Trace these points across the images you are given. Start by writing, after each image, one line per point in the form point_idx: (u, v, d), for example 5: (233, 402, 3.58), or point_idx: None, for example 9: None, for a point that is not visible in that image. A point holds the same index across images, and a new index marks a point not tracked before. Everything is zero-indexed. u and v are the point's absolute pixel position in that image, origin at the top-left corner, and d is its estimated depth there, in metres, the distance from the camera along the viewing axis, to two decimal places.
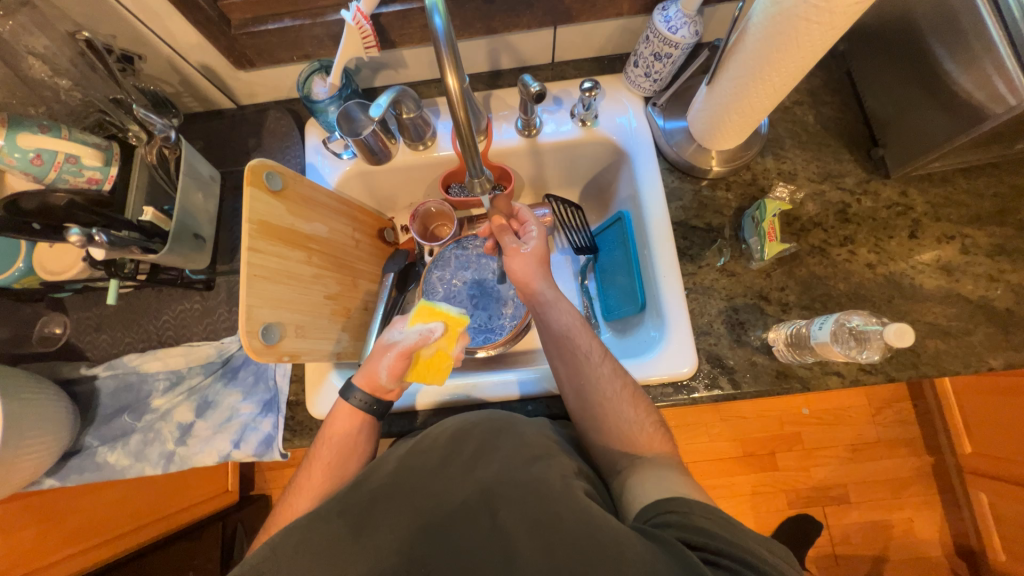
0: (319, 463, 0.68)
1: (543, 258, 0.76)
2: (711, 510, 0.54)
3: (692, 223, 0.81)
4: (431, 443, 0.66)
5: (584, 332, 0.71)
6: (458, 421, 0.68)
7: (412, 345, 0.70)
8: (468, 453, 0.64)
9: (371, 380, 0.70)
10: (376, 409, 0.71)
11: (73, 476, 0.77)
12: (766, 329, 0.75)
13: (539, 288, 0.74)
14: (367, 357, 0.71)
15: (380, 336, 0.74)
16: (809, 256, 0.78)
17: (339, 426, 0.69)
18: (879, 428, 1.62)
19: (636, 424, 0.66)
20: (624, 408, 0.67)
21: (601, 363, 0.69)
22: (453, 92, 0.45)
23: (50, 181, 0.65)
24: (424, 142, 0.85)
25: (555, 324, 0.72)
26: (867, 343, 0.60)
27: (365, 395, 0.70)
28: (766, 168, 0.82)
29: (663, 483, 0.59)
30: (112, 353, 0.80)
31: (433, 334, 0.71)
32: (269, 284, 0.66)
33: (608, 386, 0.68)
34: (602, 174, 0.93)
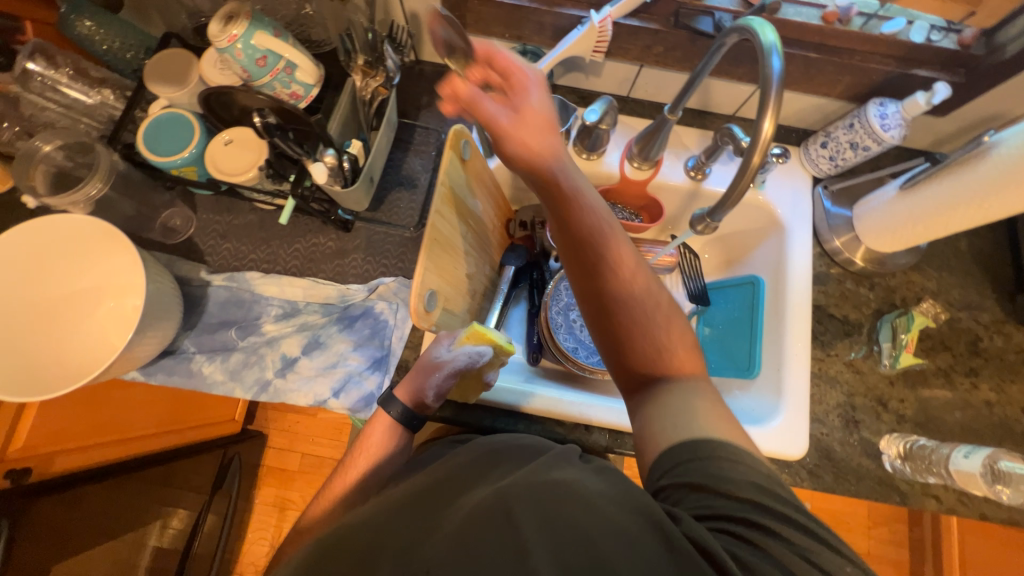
0: (352, 471, 0.64)
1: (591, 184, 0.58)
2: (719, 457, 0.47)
3: (830, 311, 0.82)
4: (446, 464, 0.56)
5: (636, 287, 0.56)
6: (492, 442, 0.61)
7: (461, 367, 0.67)
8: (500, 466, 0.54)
9: (415, 395, 0.68)
10: (415, 423, 0.68)
11: (160, 376, 0.73)
12: (880, 435, 0.76)
13: (593, 236, 0.55)
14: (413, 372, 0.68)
15: (426, 349, 0.70)
16: (934, 377, 0.79)
17: (376, 438, 0.66)
18: (872, 542, 1.65)
19: (671, 354, 0.55)
20: (657, 333, 0.56)
21: (661, 329, 0.56)
22: (763, 135, 0.50)
23: (258, 83, 0.63)
24: (592, 154, 0.84)
25: (612, 279, 0.56)
26: (1007, 481, 0.65)
27: (406, 409, 0.67)
28: (911, 280, 0.84)
29: (693, 407, 0.51)
30: (232, 265, 0.78)
31: (481, 359, 0.67)
32: (439, 251, 0.65)
33: (672, 354, 0.56)
34: (741, 234, 0.94)
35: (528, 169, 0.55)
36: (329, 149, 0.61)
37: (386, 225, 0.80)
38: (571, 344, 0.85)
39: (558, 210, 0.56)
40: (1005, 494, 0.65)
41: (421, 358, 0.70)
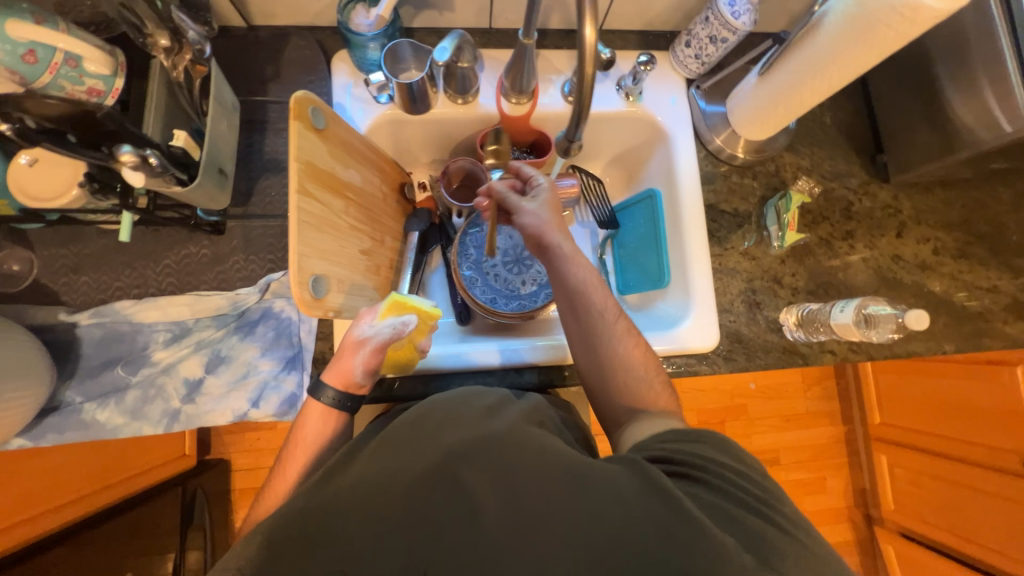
0: (292, 465, 0.59)
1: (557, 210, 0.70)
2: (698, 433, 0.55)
3: (721, 208, 0.86)
4: (389, 433, 0.53)
5: (628, 341, 0.64)
6: (427, 404, 0.56)
7: (387, 340, 0.64)
8: (443, 422, 0.53)
9: (343, 377, 0.63)
10: (348, 405, 0.64)
11: (51, 436, 0.67)
12: (780, 310, 0.83)
13: (555, 244, 0.66)
14: (336, 355, 0.63)
15: (347, 330, 0.67)
16: (817, 247, 0.86)
17: (312, 427, 0.62)
18: (809, 402, 1.86)
19: (645, 382, 0.62)
20: (636, 368, 0.64)
21: (617, 321, 0.65)
22: (587, 46, 0.48)
23: (41, 86, 0.53)
24: (466, 97, 0.80)
25: (571, 278, 0.65)
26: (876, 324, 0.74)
27: (338, 393, 0.62)
28: (788, 162, 0.88)
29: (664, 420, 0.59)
30: (96, 299, 0.69)
31: (407, 328, 0.66)
32: (314, 233, 0.61)
33: (620, 343, 0.64)
34: (634, 151, 0.95)
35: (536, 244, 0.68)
36: (122, 145, 0.51)
37: (263, 218, 0.73)
38: (487, 296, 0.85)
39: (522, 218, 0.68)
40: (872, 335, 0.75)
41: (344, 339, 0.67)
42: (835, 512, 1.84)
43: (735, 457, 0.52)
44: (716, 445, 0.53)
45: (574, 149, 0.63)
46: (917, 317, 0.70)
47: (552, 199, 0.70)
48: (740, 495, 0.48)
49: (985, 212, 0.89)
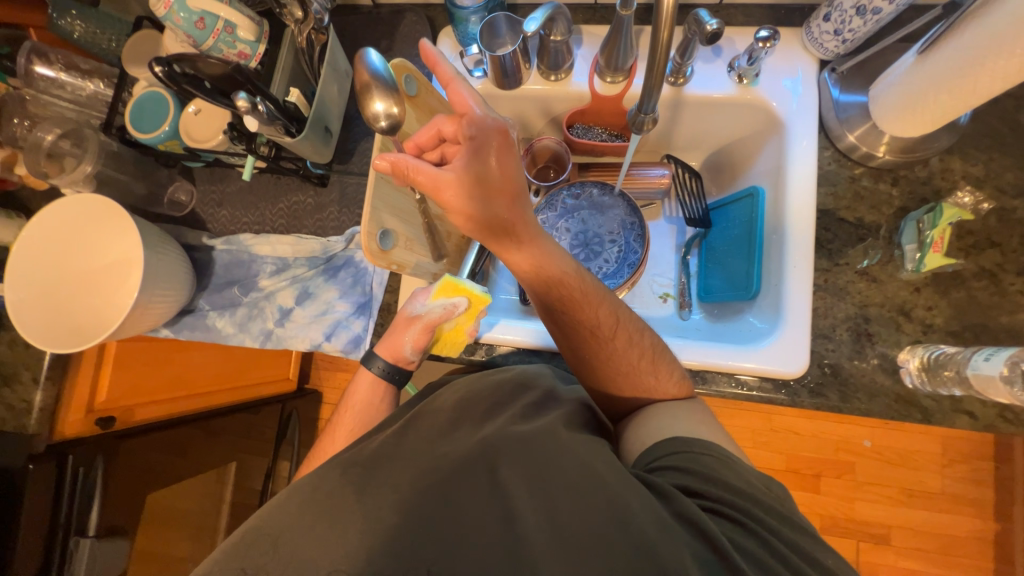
0: (342, 428, 0.70)
1: (516, 197, 0.51)
2: (712, 447, 0.52)
3: (841, 215, 0.72)
4: (437, 404, 0.61)
5: (630, 352, 0.62)
6: (469, 383, 0.64)
7: (436, 319, 0.71)
8: (478, 412, 0.59)
9: (394, 350, 0.73)
10: (397, 379, 0.74)
11: (185, 332, 0.84)
12: (899, 348, 0.67)
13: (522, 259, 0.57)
14: (392, 329, 0.73)
15: (401, 307, 0.74)
16: (974, 279, 0.67)
17: (361, 394, 0.72)
18: (946, 481, 1.48)
19: (657, 391, 0.62)
20: (644, 377, 0.63)
21: (611, 337, 0.62)
22: (665, 7, 0.45)
23: (206, 49, 0.66)
24: (559, 74, 0.79)
25: (549, 294, 0.60)
26: None
27: (387, 363, 0.73)
28: (948, 169, 0.70)
29: (678, 423, 0.57)
30: (229, 229, 0.85)
31: (457, 310, 0.71)
32: (390, 189, 0.66)
33: (623, 357, 0.62)
34: (741, 143, 0.84)
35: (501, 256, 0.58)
36: (238, 92, 0.58)
37: (358, 176, 0.82)
38: None
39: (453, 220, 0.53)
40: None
41: (397, 316, 0.74)
42: None
43: (756, 485, 0.48)
44: (734, 469, 0.50)
45: (642, 124, 0.65)
46: None
47: (499, 181, 0.50)
48: (781, 542, 0.44)
49: None
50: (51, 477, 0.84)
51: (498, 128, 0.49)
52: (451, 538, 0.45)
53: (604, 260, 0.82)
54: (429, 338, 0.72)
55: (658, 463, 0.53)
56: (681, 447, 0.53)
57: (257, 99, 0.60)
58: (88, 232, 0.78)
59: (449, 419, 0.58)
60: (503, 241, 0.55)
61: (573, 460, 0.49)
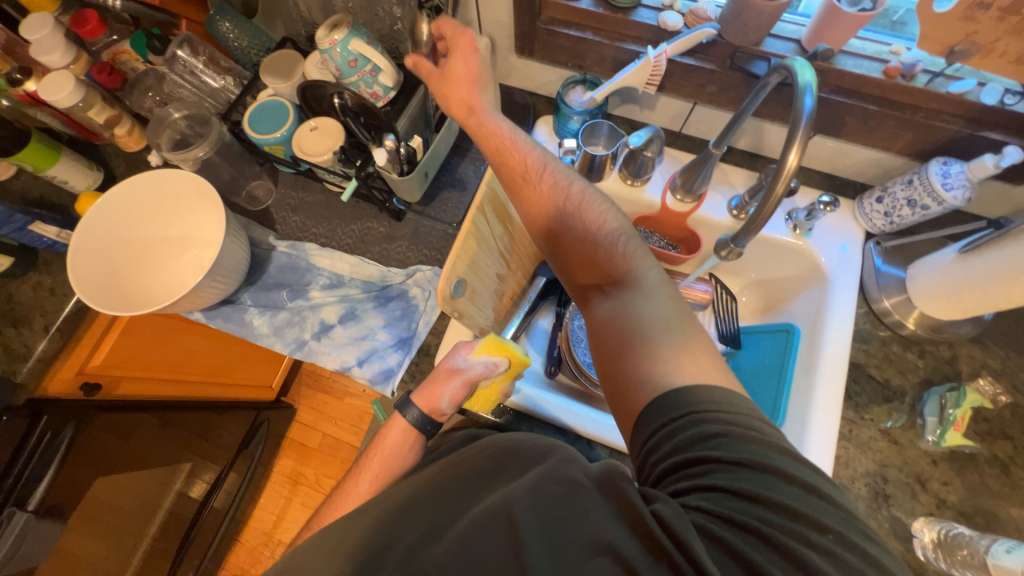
0: (367, 474, 0.70)
1: (476, 82, 0.64)
2: (705, 399, 0.46)
3: (869, 372, 0.77)
4: (461, 458, 0.60)
5: (605, 237, 0.59)
6: (506, 439, 0.62)
7: (477, 375, 0.70)
8: (510, 469, 0.56)
9: (430, 401, 0.71)
10: (428, 430, 0.72)
11: (219, 320, 0.84)
12: (913, 515, 0.69)
13: (519, 162, 0.63)
14: (429, 380, 0.71)
15: (444, 358, 0.73)
16: (988, 465, 0.71)
17: (391, 441, 0.71)
18: None
19: (645, 285, 0.56)
20: (626, 262, 0.58)
21: (586, 227, 0.60)
22: (787, 166, 0.54)
23: (348, 82, 0.73)
24: (637, 180, 0.87)
25: (534, 188, 0.62)
26: None
27: (421, 414, 0.71)
28: (970, 355, 0.77)
29: (661, 350, 0.50)
30: (296, 235, 0.88)
31: (498, 369, 0.71)
32: (473, 246, 0.70)
33: (562, 198, 0.62)
34: (783, 281, 0.92)
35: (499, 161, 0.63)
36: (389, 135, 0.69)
37: (433, 220, 0.87)
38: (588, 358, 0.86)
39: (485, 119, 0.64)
40: None
41: (438, 365, 0.73)
42: None
43: (755, 454, 0.44)
44: (724, 428, 0.45)
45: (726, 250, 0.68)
46: None
47: (460, 69, 0.64)
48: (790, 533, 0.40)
49: None
50: (19, 435, 0.78)
51: (464, 31, 0.62)
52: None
53: None
54: (466, 393, 0.71)
55: (657, 459, 0.47)
56: (669, 418, 0.46)
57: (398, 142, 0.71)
58: (191, 203, 0.81)
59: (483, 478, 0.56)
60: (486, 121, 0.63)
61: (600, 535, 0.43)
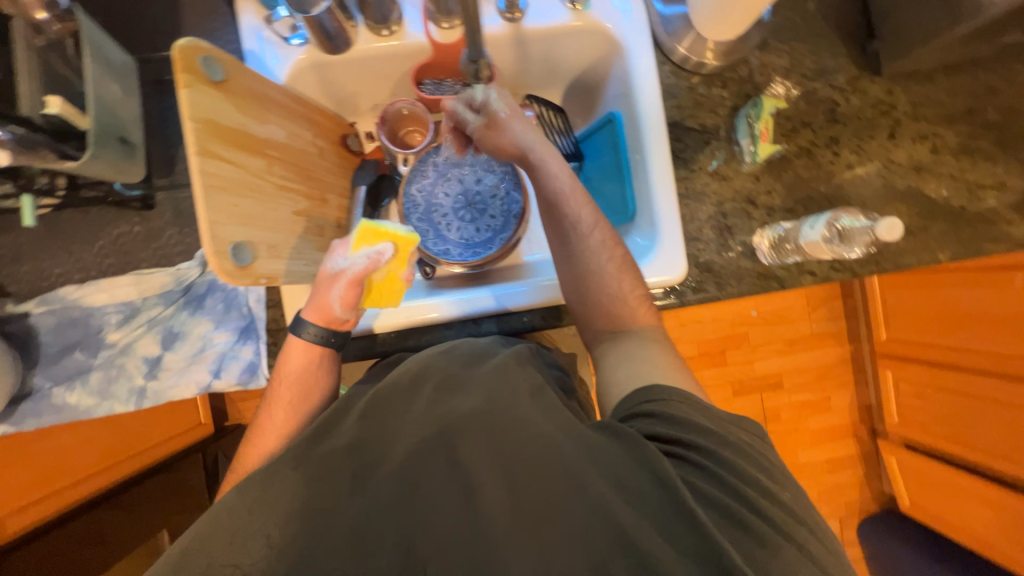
0: (279, 405, 0.62)
1: (524, 117, 0.69)
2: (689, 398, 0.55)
3: (687, 124, 0.78)
4: (381, 398, 0.57)
5: (603, 254, 0.66)
6: (426, 359, 0.63)
7: (363, 271, 0.62)
8: (429, 388, 0.58)
9: (323, 312, 0.63)
10: (334, 341, 0.64)
11: (30, 421, 0.69)
12: (753, 233, 0.77)
13: (529, 151, 0.67)
14: (315, 289, 0.63)
15: (321, 264, 0.64)
16: (797, 158, 0.78)
17: (294, 364, 0.63)
18: (814, 324, 1.81)
19: (618, 296, 0.65)
20: (612, 280, 0.65)
21: (591, 232, 0.66)
22: None
23: None
24: (390, 26, 0.73)
25: (548, 188, 0.66)
26: (851, 241, 0.69)
27: (320, 328, 0.63)
28: (763, 64, 0.78)
29: (640, 371, 0.59)
30: (42, 287, 0.68)
31: (383, 257, 0.63)
32: (230, 198, 0.57)
33: (594, 257, 0.66)
34: (591, 70, 0.85)
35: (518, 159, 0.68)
36: None
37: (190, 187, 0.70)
38: (441, 247, 0.79)
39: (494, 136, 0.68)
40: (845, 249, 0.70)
41: (318, 274, 0.64)
42: (840, 429, 1.85)
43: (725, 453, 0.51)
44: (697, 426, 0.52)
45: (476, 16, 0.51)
46: (888, 228, 0.63)
47: (510, 111, 0.68)
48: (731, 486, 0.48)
49: (996, 97, 0.80)
50: None
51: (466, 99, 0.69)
52: (411, 524, 0.47)
53: (488, 215, 0.80)
54: (359, 293, 0.63)
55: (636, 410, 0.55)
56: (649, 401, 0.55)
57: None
58: None
59: (406, 399, 0.57)
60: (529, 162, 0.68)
61: (538, 430, 0.52)
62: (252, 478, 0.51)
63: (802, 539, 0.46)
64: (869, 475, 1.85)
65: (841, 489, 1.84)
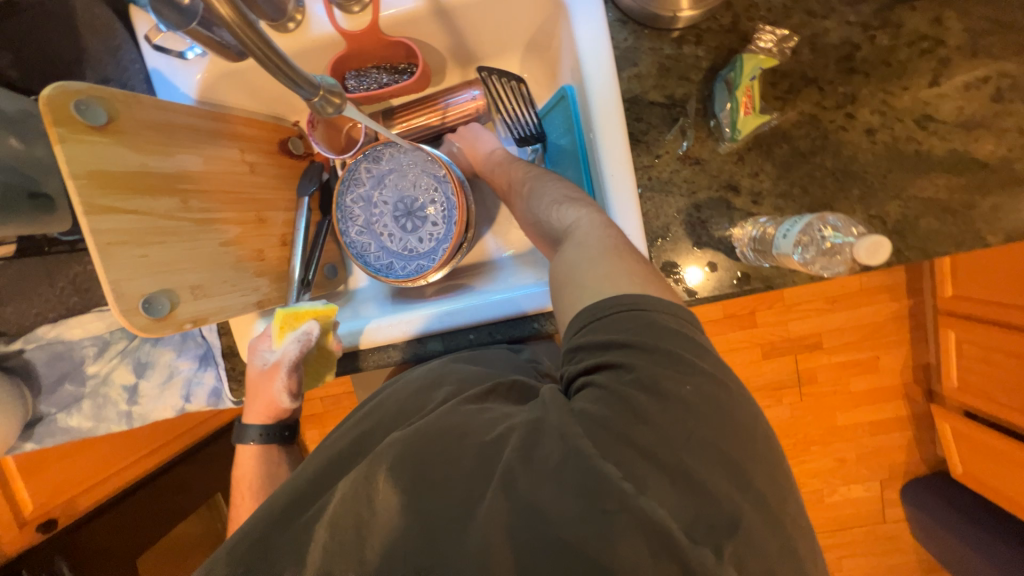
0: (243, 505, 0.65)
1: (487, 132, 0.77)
2: (635, 301, 0.43)
3: (650, 97, 0.64)
4: (330, 442, 0.51)
5: (538, 190, 0.60)
6: (387, 389, 0.56)
7: (296, 357, 0.61)
8: (381, 429, 0.50)
9: (272, 406, 0.65)
10: (287, 433, 0.69)
11: (47, 439, 0.79)
12: (732, 225, 0.64)
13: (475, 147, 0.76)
14: (257, 389, 0.65)
15: (250, 365, 0.65)
16: (794, 127, 0.62)
17: (249, 469, 0.67)
18: (863, 279, 1.58)
19: (564, 215, 0.55)
20: (554, 205, 0.57)
21: (526, 185, 0.63)
22: None
23: None
24: (292, 19, 0.64)
25: (492, 170, 0.71)
26: (834, 257, 0.56)
27: (269, 424, 0.66)
28: (753, 4, 0.61)
29: (592, 272, 0.46)
30: (26, 325, 0.74)
31: (313, 337, 0.62)
32: (137, 250, 0.56)
33: (519, 203, 0.63)
34: (541, 33, 0.71)
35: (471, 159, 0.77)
36: None
37: None
38: (383, 262, 0.74)
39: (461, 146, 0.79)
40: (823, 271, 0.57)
41: (251, 376, 0.65)
42: (889, 391, 1.66)
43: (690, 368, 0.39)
44: (639, 333, 0.41)
45: (326, 106, 0.43)
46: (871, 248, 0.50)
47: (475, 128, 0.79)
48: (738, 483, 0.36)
49: None
50: None
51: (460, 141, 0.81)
52: None
53: (430, 223, 0.73)
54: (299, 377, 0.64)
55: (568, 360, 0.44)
56: (587, 327, 0.43)
57: None
58: None
59: (346, 449, 0.49)
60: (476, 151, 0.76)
61: (471, 441, 0.42)
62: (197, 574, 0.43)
63: (722, 452, 0.36)
64: (919, 438, 1.68)
65: (885, 452, 1.70)
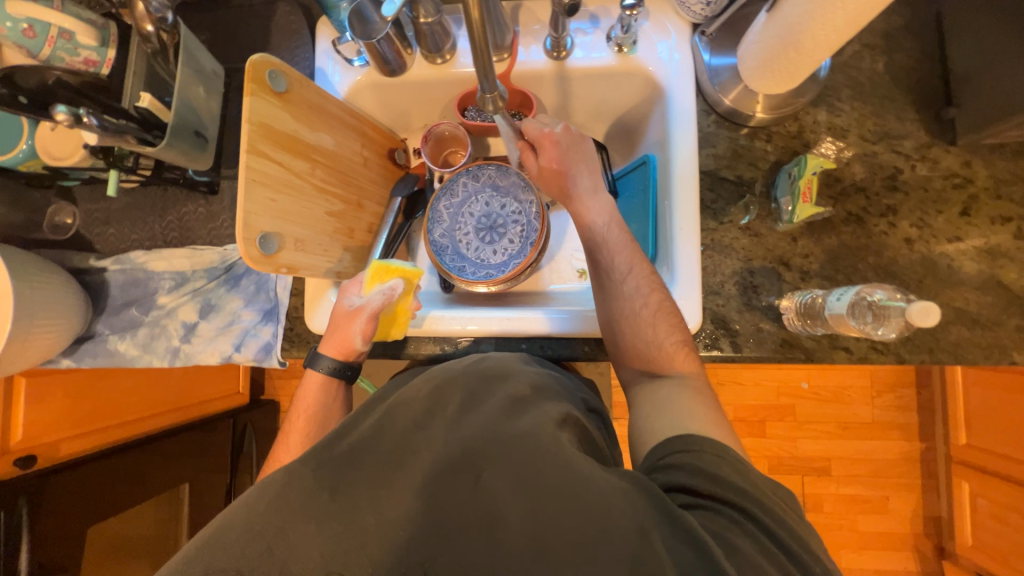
0: (294, 434, 0.68)
1: (577, 158, 0.70)
2: (722, 447, 0.49)
3: (722, 174, 0.75)
4: (399, 415, 0.54)
5: (635, 301, 0.64)
6: (444, 377, 0.59)
7: (379, 306, 0.70)
8: (454, 404, 0.54)
9: (343, 346, 0.71)
10: (347, 374, 0.72)
11: (88, 359, 0.82)
12: (782, 296, 0.71)
13: (573, 184, 0.70)
14: (337, 326, 0.71)
15: (336, 304, 0.73)
16: (843, 224, 0.72)
17: (310, 400, 0.70)
18: (876, 410, 1.59)
19: (656, 343, 0.62)
20: (654, 325, 0.63)
21: (647, 292, 0.64)
22: None
23: (46, 58, 0.65)
24: (443, 56, 0.79)
25: (593, 227, 0.69)
26: (885, 319, 0.60)
27: (337, 362, 0.71)
28: (816, 121, 0.74)
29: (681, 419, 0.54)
30: (120, 248, 0.80)
31: (396, 292, 0.71)
32: (270, 194, 0.64)
33: (631, 303, 0.64)
34: (633, 111, 0.86)
35: (558, 182, 0.71)
36: (58, 106, 0.57)
37: None
38: (457, 264, 0.82)
39: (547, 152, 0.70)
40: (876, 328, 0.61)
41: (335, 313, 0.73)
42: (897, 539, 1.58)
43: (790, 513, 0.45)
44: (751, 482, 0.46)
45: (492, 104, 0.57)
46: (924, 311, 0.55)
47: (565, 137, 0.70)
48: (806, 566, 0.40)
49: None
50: None
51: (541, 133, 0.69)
52: None
53: (507, 239, 0.82)
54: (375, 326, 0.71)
55: (668, 459, 0.50)
56: (694, 447, 0.49)
57: (81, 109, 0.59)
58: None
59: (419, 417, 0.53)
60: (566, 196, 0.71)
61: (571, 468, 0.45)
62: (269, 480, 0.47)
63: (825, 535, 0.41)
64: None
65: None
